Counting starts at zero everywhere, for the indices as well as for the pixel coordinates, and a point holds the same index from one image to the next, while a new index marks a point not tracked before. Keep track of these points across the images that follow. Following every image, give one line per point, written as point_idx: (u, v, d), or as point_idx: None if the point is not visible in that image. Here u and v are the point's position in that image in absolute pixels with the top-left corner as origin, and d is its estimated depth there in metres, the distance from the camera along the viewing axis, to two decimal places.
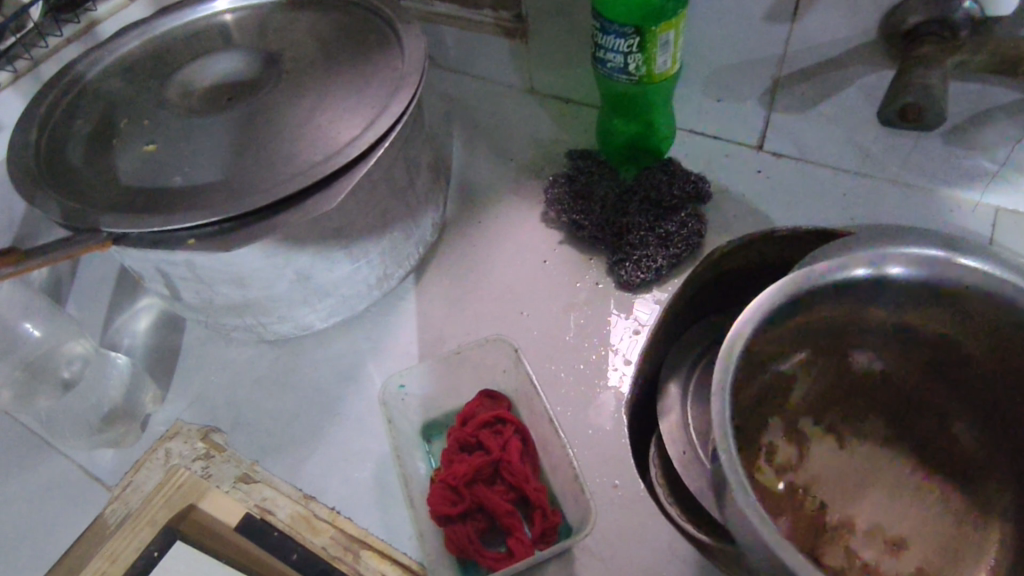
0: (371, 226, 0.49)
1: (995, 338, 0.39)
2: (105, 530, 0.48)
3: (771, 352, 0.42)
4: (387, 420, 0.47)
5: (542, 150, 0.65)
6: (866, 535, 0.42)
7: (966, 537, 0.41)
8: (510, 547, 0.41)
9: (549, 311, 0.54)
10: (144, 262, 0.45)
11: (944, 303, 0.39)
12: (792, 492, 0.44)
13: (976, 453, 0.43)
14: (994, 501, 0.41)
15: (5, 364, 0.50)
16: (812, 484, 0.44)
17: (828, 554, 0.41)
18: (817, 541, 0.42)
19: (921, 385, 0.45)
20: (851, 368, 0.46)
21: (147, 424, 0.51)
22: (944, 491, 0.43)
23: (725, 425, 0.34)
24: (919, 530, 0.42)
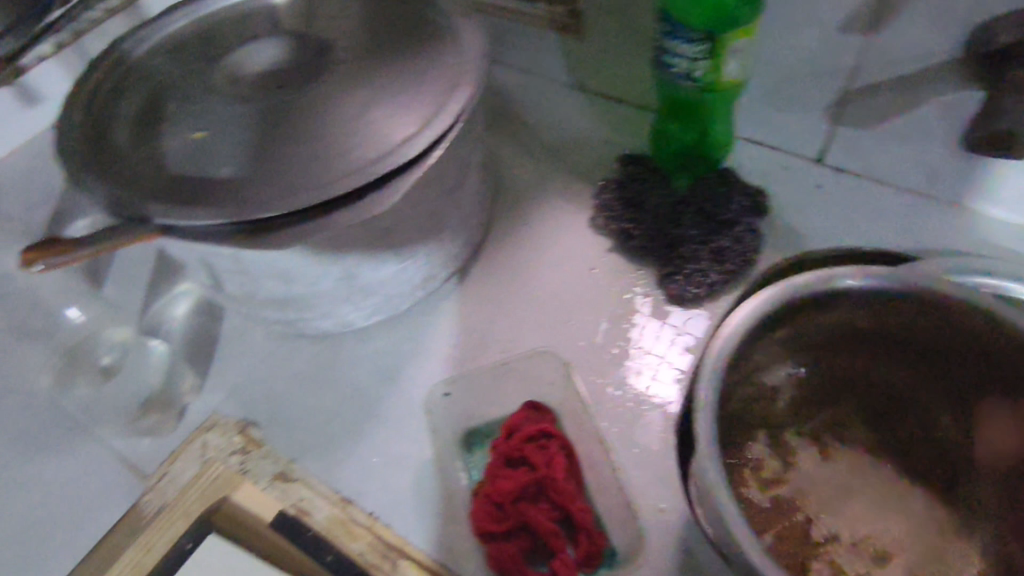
0: (419, 226, 0.48)
1: (977, 341, 0.40)
2: (141, 520, 0.47)
3: (766, 360, 0.43)
4: (432, 429, 0.48)
5: (591, 152, 0.63)
6: (854, 548, 0.41)
7: (949, 544, 0.41)
8: (555, 568, 0.40)
9: (595, 321, 0.52)
10: (189, 251, 0.45)
11: (902, 305, 0.41)
12: (781, 506, 0.43)
13: (958, 447, 0.44)
14: (980, 498, 0.42)
15: (47, 349, 0.50)
16: (799, 497, 0.43)
17: (815, 567, 0.41)
18: (803, 555, 0.41)
19: (910, 387, 0.45)
20: (835, 373, 0.46)
21: (184, 414, 0.51)
22: (935, 493, 0.43)
23: (711, 442, 0.35)
24: (905, 537, 0.41)
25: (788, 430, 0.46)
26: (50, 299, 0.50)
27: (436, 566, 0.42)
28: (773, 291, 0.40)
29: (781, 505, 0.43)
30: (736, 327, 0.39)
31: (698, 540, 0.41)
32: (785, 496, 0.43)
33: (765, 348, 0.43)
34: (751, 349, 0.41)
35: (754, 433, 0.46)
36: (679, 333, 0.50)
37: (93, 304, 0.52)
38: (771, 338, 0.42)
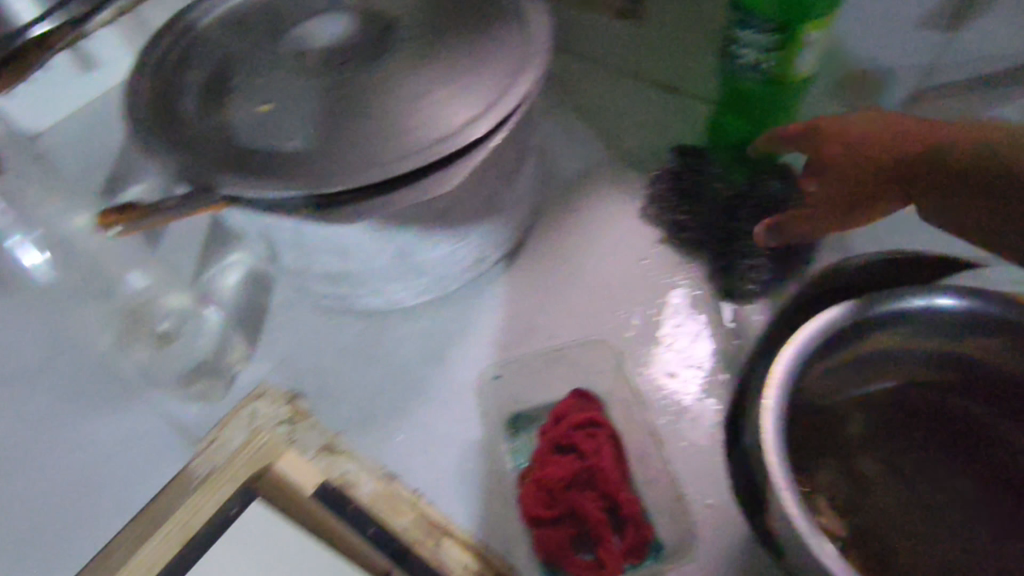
0: (476, 207, 0.48)
1: None
2: (189, 483, 0.46)
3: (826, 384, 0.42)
4: (484, 410, 0.48)
5: (645, 141, 0.62)
6: None
7: None
8: (601, 557, 0.40)
9: (645, 313, 0.52)
10: (251, 223, 0.45)
11: (976, 333, 0.40)
12: (854, 536, 0.39)
13: None
14: None
15: (110, 310, 0.53)
16: (871, 527, 0.40)
17: None
18: None
19: (992, 415, 0.42)
20: (903, 399, 0.43)
21: (233, 382, 0.51)
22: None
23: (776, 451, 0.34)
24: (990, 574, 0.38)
25: (859, 457, 0.42)
26: (111, 264, 0.54)
27: (481, 548, 0.42)
28: (839, 308, 0.40)
29: (855, 536, 0.39)
30: (800, 344, 0.39)
31: (744, 539, 0.41)
32: (857, 527, 0.40)
33: (830, 372, 0.41)
34: (816, 369, 0.40)
35: (823, 460, 0.42)
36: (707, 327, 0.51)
37: (156, 268, 0.55)
38: (836, 361, 0.41)
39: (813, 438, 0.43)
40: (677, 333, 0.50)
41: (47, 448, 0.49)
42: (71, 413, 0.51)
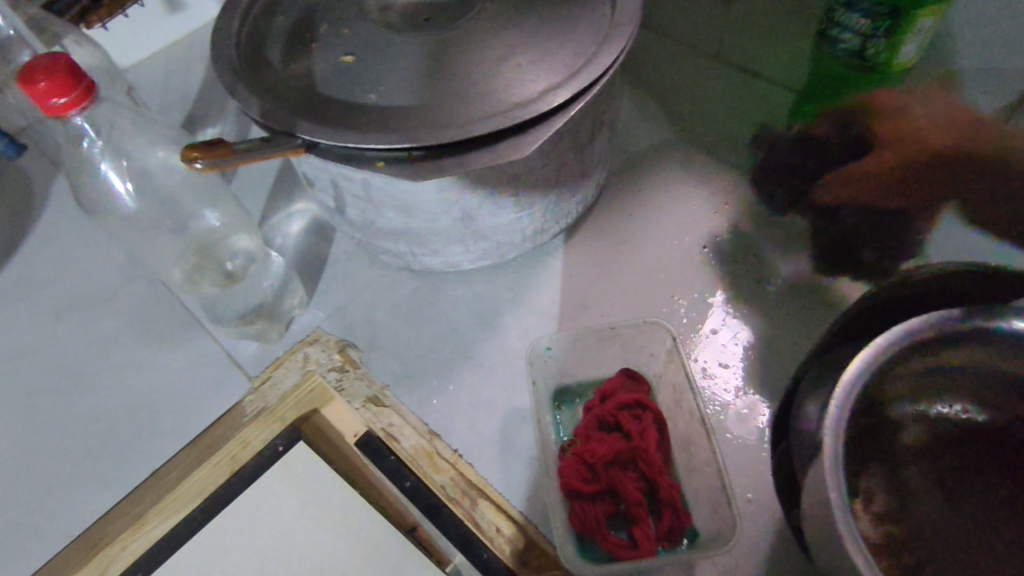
0: (543, 176, 0.47)
1: None
2: (241, 418, 0.49)
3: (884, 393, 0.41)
4: (532, 380, 0.48)
5: (719, 126, 0.60)
6: None
7: None
8: (634, 538, 0.40)
9: (702, 301, 0.51)
10: (322, 171, 0.46)
11: None
12: (891, 544, 0.40)
13: None
14: None
15: (184, 242, 0.52)
16: (911, 540, 0.40)
17: None
18: None
19: None
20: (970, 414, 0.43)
21: (291, 325, 0.52)
22: None
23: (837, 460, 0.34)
24: None
25: (911, 467, 0.43)
26: (189, 197, 0.52)
27: (515, 515, 0.43)
28: (923, 320, 0.38)
29: (891, 543, 0.40)
30: (877, 353, 0.37)
31: (778, 538, 0.41)
32: (895, 536, 0.40)
33: (898, 378, 0.41)
34: (886, 376, 0.39)
35: (871, 464, 0.43)
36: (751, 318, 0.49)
37: (229, 208, 0.53)
38: (906, 369, 0.40)
39: (869, 440, 0.43)
40: (734, 325, 0.49)
41: (116, 370, 0.52)
42: (141, 340, 0.53)
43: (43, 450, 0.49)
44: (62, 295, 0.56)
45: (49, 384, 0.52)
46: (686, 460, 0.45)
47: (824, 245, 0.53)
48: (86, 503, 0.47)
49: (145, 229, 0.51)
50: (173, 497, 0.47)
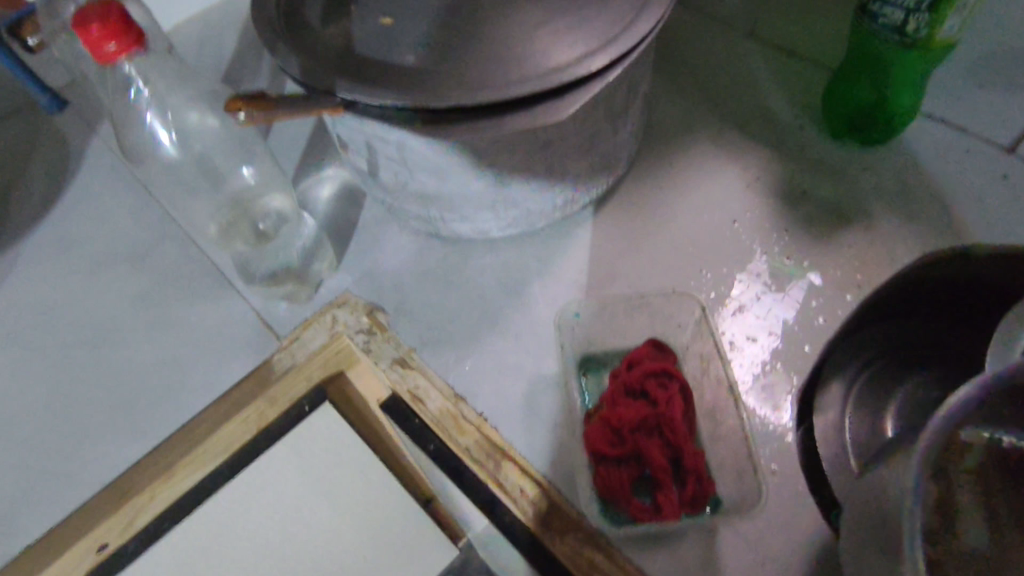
0: (576, 143, 0.47)
1: None
2: (270, 376, 0.49)
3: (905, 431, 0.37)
4: (560, 344, 0.48)
5: (753, 104, 0.60)
6: None
7: None
8: (658, 503, 0.41)
9: (731, 275, 0.50)
10: (357, 133, 0.46)
11: None
12: None
13: None
14: None
15: (221, 198, 0.55)
16: None
17: None
18: None
19: None
20: None
21: (320, 286, 0.53)
22: None
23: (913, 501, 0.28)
24: None
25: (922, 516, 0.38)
26: (226, 155, 0.55)
27: (540, 478, 0.43)
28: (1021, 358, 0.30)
29: None
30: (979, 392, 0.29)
31: (803, 508, 0.41)
32: None
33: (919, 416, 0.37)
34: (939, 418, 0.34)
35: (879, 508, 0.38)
36: (782, 295, 0.49)
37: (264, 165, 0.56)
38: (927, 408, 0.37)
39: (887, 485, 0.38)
40: (764, 300, 0.49)
41: (149, 325, 0.53)
42: (174, 297, 0.54)
43: (77, 399, 0.50)
44: (100, 254, 0.58)
45: (84, 337, 0.53)
46: (712, 429, 0.45)
47: (856, 221, 0.52)
48: (114, 453, 0.47)
49: (194, 193, 0.56)
50: (197, 452, 0.48)
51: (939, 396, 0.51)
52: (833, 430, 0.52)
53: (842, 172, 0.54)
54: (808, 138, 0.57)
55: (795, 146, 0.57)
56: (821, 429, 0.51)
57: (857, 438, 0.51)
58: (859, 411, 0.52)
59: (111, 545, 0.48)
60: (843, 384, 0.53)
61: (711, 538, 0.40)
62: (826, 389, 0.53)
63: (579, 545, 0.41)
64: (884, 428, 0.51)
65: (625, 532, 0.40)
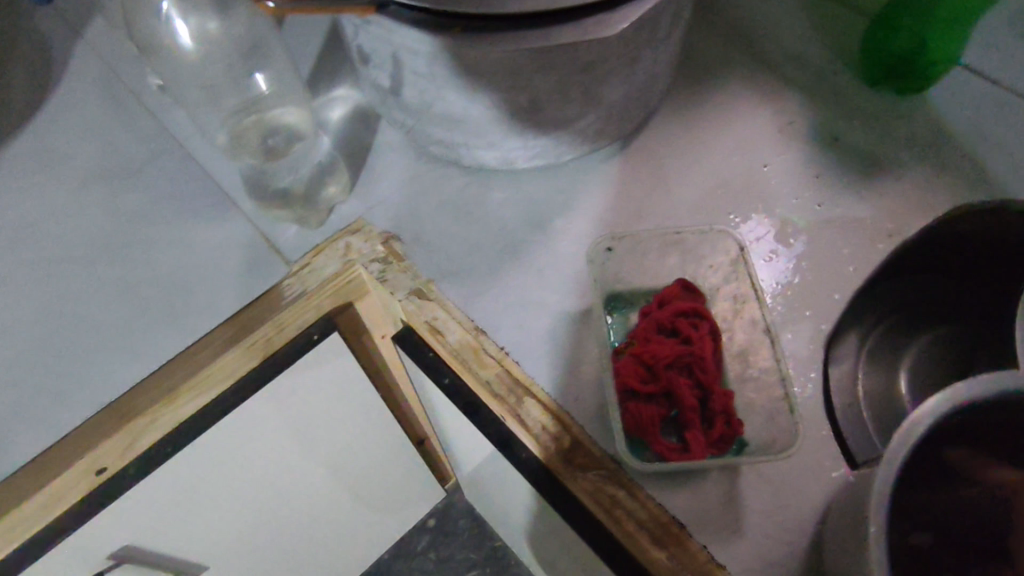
0: (615, 69, 0.44)
1: None
2: (279, 301, 0.46)
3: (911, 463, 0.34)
4: (590, 280, 0.46)
5: (788, 44, 0.58)
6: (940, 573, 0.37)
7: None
8: (686, 441, 0.40)
9: (762, 220, 0.49)
10: (383, 41, 0.42)
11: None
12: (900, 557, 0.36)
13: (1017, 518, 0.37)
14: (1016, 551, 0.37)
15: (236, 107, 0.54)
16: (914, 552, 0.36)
17: None
18: None
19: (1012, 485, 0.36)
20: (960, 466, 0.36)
21: (331, 213, 0.50)
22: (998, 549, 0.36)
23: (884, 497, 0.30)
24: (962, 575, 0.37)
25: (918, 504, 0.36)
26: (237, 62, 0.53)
27: (561, 413, 0.42)
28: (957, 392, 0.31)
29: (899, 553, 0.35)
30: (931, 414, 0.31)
31: (827, 452, 0.40)
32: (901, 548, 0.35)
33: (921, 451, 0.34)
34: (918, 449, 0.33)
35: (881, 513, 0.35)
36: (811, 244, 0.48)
37: (273, 74, 0.54)
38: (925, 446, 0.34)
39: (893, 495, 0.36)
40: (792, 245, 0.48)
41: (146, 243, 0.50)
42: (174, 215, 0.52)
43: (68, 316, 0.47)
44: (91, 167, 0.54)
45: (75, 252, 0.50)
46: (739, 370, 0.44)
47: (890, 169, 0.51)
48: (112, 374, 0.45)
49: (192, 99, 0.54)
50: (204, 376, 0.45)
51: (951, 354, 0.51)
52: (847, 380, 0.51)
53: (876, 120, 0.53)
54: (842, 84, 0.55)
55: (831, 92, 0.55)
56: (837, 377, 0.51)
57: (869, 389, 0.51)
58: (872, 363, 0.52)
59: (110, 468, 0.45)
60: (858, 336, 0.53)
61: (734, 479, 0.40)
62: (842, 340, 0.52)
63: (600, 481, 0.40)
64: (897, 381, 0.51)
65: (649, 469, 0.39)
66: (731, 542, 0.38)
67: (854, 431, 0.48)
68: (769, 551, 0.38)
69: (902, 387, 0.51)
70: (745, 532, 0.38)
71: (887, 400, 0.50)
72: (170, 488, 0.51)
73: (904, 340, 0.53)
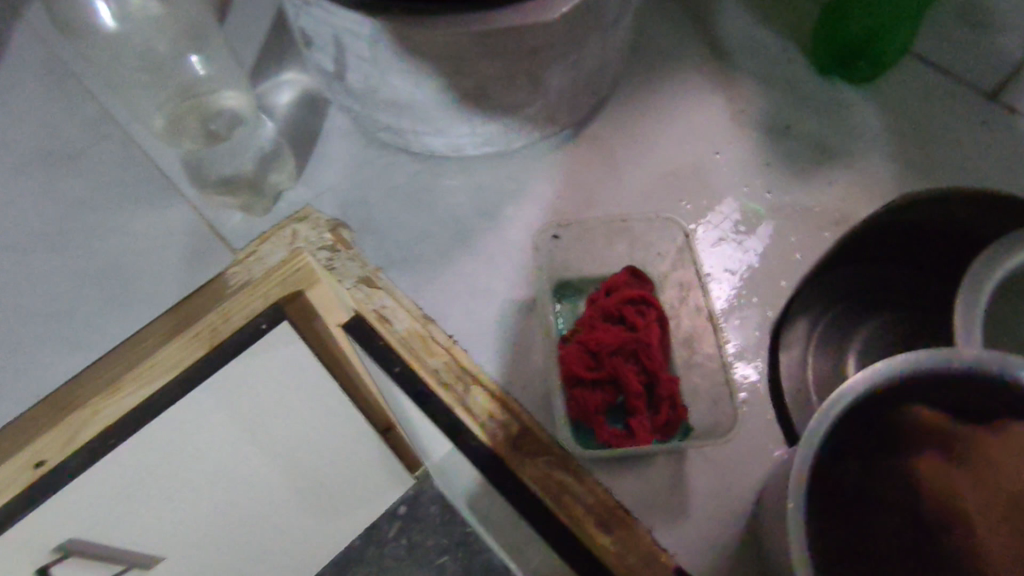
0: (564, 54, 0.44)
1: None
2: (224, 290, 0.46)
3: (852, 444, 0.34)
4: (539, 266, 0.46)
5: (741, 32, 0.58)
6: None
7: None
8: (631, 428, 0.40)
9: (711, 207, 0.49)
10: (324, 24, 0.41)
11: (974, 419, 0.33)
12: None
13: None
14: None
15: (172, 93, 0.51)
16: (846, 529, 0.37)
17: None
18: None
19: None
20: None
21: (277, 200, 0.49)
22: None
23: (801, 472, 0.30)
24: None
25: None
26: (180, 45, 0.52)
27: (507, 398, 0.42)
28: (887, 363, 0.31)
29: None
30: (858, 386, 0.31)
31: (770, 438, 0.41)
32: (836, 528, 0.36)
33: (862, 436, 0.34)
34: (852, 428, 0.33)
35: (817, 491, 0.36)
36: (759, 231, 0.48)
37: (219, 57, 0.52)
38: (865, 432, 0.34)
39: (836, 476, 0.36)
40: (740, 232, 0.48)
41: (85, 231, 0.49)
42: (115, 202, 0.50)
43: (5, 305, 0.46)
44: (27, 151, 0.52)
45: (11, 240, 0.48)
46: (687, 357, 0.44)
47: (839, 158, 0.51)
48: (49, 366, 0.44)
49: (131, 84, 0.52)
50: (146, 365, 0.44)
51: (900, 335, 0.51)
52: (796, 365, 0.51)
53: (826, 109, 0.54)
54: (794, 72, 0.55)
55: (783, 80, 0.55)
56: (787, 363, 0.51)
57: (817, 372, 0.51)
58: (820, 347, 0.52)
59: (49, 462, 0.44)
60: (806, 321, 0.53)
61: (678, 465, 0.40)
62: (791, 325, 0.52)
63: (549, 467, 0.40)
64: (843, 367, 0.52)
65: (595, 455, 0.39)
66: (676, 526, 0.38)
67: (800, 414, 0.48)
68: (713, 534, 0.38)
69: (850, 368, 0.51)
70: (689, 515, 0.39)
71: (833, 384, 0.50)
72: (114, 482, 0.50)
73: (852, 325, 0.52)
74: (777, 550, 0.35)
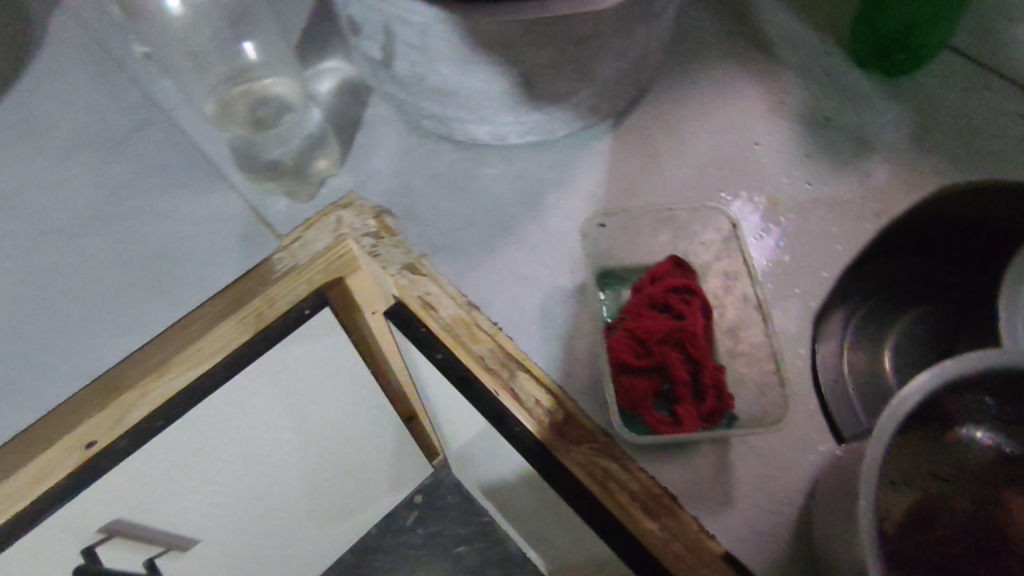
0: (610, 43, 0.44)
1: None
2: (270, 275, 0.46)
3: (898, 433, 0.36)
4: (585, 254, 0.47)
5: (780, 23, 0.58)
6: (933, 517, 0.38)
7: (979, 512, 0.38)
8: (678, 416, 0.41)
9: (754, 198, 0.49)
10: (374, 11, 0.41)
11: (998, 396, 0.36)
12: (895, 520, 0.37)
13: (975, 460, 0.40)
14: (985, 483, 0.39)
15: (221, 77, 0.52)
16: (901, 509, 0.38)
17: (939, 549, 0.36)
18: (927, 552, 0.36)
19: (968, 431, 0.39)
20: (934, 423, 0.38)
21: (323, 186, 0.49)
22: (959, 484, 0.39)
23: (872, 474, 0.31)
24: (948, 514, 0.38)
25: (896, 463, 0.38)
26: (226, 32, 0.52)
27: (561, 393, 0.42)
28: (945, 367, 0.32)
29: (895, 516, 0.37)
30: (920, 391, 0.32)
31: (815, 427, 0.41)
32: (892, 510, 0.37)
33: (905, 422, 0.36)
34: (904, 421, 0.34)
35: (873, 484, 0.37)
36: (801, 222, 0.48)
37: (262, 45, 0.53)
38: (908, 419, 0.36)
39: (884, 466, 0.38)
40: (782, 223, 0.48)
41: (132, 217, 0.50)
42: (160, 188, 0.51)
43: (55, 289, 0.47)
44: (73, 137, 0.53)
45: (59, 226, 0.49)
46: (730, 346, 0.44)
47: (881, 149, 0.51)
48: (100, 349, 0.45)
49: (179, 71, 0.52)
50: (194, 348, 0.44)
51: (934, 332, 0.52)
52: (833, 356, 0.52)
53: (867, 100, 0.53)
54: (834, 64, 0.55)
55: (822, 70, 0.55)
56: (824, 354, 0.51)
57: (854, 364, 0.52)
58: (857, 338, 0.53)
59: (98, 443, 0.45)
60: (844, 314, 0.54)
61: (723, 452, 0.40)
62: (829, 317, 0.53)
63: (594, 454, 0.40)
64: (881, 360, 0.52)
65: (641, 442, 0.40)
66: (722, 513, 0.39)
67: (839, 407, 0.49)
68: (760, 522, 0.38)
69: (887, 363, 0.52)
70: (734, 503, 0.39)
71: (871, 377, 0.51)
72: (159, 463, 0.51)
73: (886, 319, 0.54)
74: (828, 538, 0.35)
